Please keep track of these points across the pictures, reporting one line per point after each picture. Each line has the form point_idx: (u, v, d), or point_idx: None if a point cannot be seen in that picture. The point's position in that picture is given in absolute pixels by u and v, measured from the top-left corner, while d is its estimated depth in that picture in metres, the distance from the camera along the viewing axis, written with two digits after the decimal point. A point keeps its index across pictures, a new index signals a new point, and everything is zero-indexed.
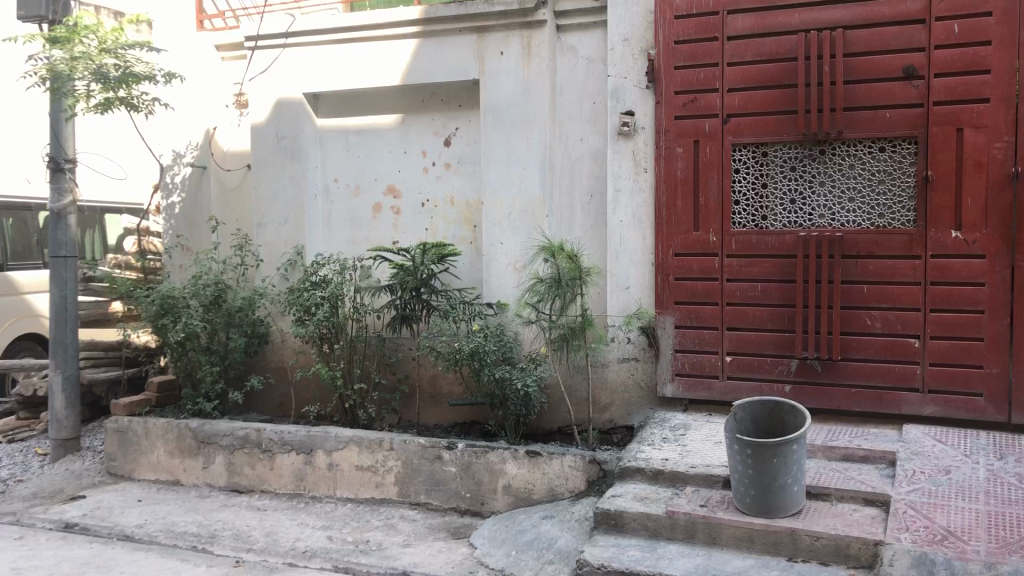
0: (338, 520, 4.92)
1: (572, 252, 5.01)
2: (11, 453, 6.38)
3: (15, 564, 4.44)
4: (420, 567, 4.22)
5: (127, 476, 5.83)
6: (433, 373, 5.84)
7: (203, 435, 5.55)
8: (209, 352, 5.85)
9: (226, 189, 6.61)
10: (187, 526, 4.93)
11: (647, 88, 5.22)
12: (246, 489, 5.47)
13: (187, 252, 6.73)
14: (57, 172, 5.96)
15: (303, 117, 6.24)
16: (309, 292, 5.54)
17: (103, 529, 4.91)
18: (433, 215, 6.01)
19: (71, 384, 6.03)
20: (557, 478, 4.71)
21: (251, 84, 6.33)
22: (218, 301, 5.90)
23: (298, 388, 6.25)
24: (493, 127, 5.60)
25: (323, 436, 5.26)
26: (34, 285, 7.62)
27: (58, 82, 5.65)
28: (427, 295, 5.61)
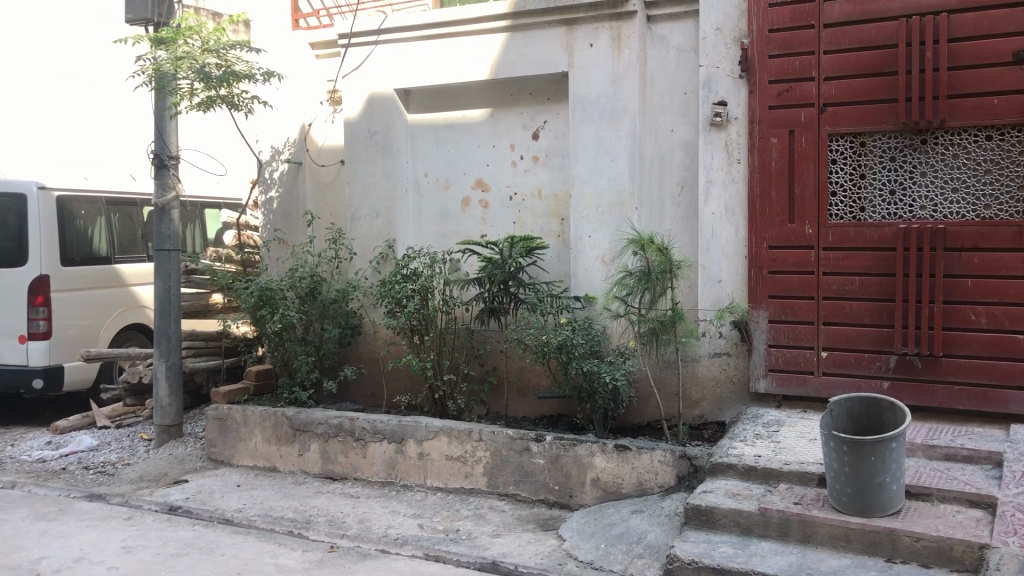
0: (429, 509, 5.00)
1: (662, 244, 4.97)
2: (119, 437, 6.69)
3: (124, 543, 4.66)
4: (510, 557, 4.25)
5: (227, 462, 6.03)
6: (522, 365, 5.86)
7: (299, 422, 5.71)
8: (305, 343, 6.03)
9: (320, 184, 6.77)
10: (284, 511, 5.08)
11: (740, 78, 5.13)
12: (340, 476, 5.60)
13: (284, 245, 6.91)
14: (161, 168, 6.21)
15: (395, 113, 6.33)
16: (400, 285, 5.64)
17: (205, 512, 5.10)
18: (521, 208, 6.02)
19: (174, 372, 6.28)
20: (646, 473, 4.68)
21: (344, 81, 6.46)
22: (313, 293, 6.07)
23: (389, 379, 6.35)
24: (581, 120, 5.59)
25: (414, 426, 5.35)
26: (139, 277, 7.94)
27: (163, 82, 5.83)
28: (514, 287, 5.64)
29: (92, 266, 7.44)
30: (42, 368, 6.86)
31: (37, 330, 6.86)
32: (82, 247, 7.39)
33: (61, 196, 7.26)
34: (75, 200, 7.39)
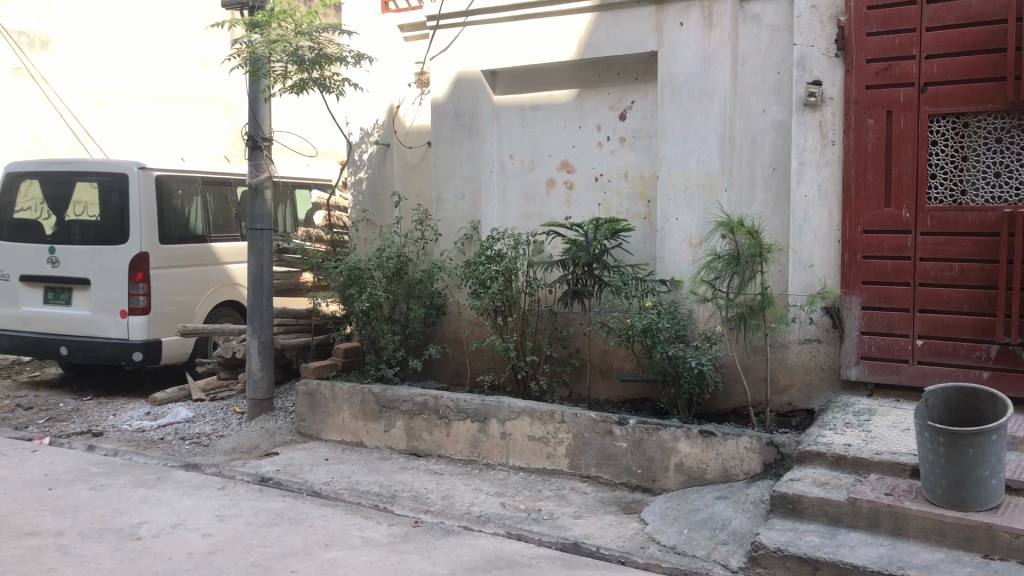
0: (511, 488, 5.04)
1: (752, 228, 4.88)
2: (213, 410, 6.93)
3: (218, 511, 4.84)
4: (591, 539, 4.26)
5: (315, 436, 6.18)
6: (605, 348, 5.81)
7: (385, 400, 5.81)
8: (391, 322, 6.12)
9: (408, 165, 6.86)
10: (370, 485, 5.19)
11: (837, 57, 4.98)
12: (424, 453, 5.69)
13: (372, 226, 7.01)
14: (255, 149, 6.37)
15: (481, 93, 6.34)
16: (484, 266, 5.69)
17: (295, 484, 5.25)
18: (606, 189, 5.98)
19: (266, 348, 6.47)
20: (731, 459, 4.62)
21: (432, 63, 6.51)
22: (400, 273, 6.18)
23: (473, 358, 6.39)
24: (669, 101, 5.51)
25: (497, 406, 5.39)
26: (232, 255, 8.19)
27: (258, 64, 6.02)
28: (598, 270, 5.62)
29: (188, 245, 7.68)
30: (142, 342, 7.15)
31: (138, 306, 7.14)
32: (180, 225, 7.64)
33: (160, 176, 7.51)
34: (173, 180, 7.64)
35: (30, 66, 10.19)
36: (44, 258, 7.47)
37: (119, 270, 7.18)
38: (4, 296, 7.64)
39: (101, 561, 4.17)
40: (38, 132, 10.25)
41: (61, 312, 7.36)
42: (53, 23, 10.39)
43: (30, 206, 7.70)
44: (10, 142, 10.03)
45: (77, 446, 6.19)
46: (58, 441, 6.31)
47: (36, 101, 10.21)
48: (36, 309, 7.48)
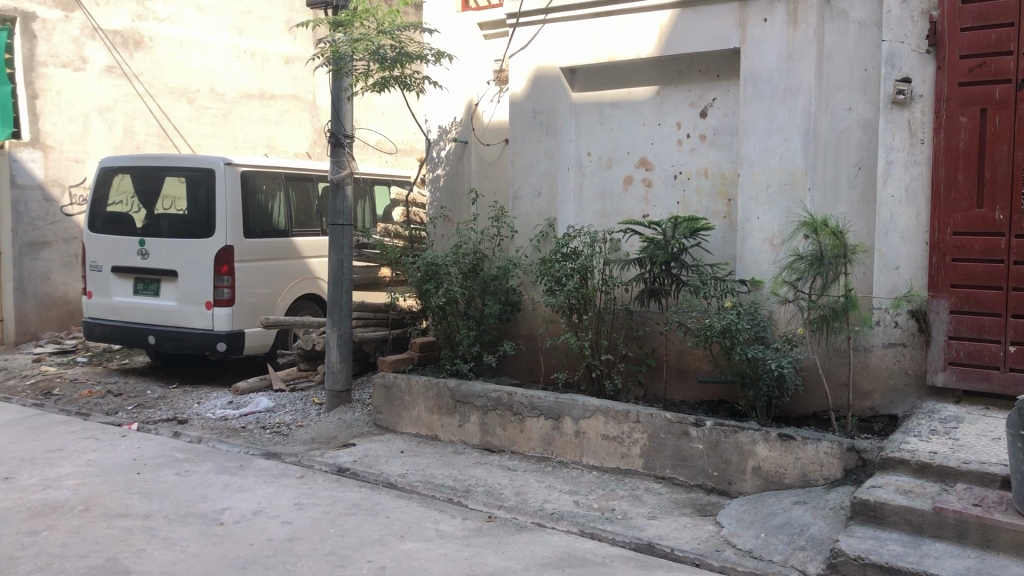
0: (584, 487, 5.04)
1: (836, 228, 4.79)
2: (293, 400, 7.09)
3: (297, 500, 4.95)
4: (665, 540, 4.24)
5: (391, 429, 6.26)
6: (681, 348, 5.75)
7: (460, 394, 5.87)
8: (467, 317, 6.19)
9: (485, 163, 6.89)
10: (444, 479, 5.25)
11: (928, 52, 4.83)
12: (498, 449, 5.72)
13: (449, 223, 7.08)
14: (337, 146, 6.49)
15: (559, 90, 6.33)
16: (560, 263, 5.69)
17: (371, 475, 5.34)
18: (686, 188, 5.90)
19: (345, 341, 6.61)
20: (810, 464, 4.54)
21: (511, 60, 6.52)
22: (476, 269, 6.24)
23: (547, 355, 6.38)
24: (753, 98, 5.42)
25: (571, 404, 5.39)
26: (313, 250, 8.35)
27: (341, 63, 6.14)
28: (677, 269, 5.57)
29: (271, 240, 7.87)
30: (226, 332, 7.35)
31: (222, 297, 7.34)
32: (263, 220, 7.83)
33: (245, 172, 7.72)
34: (257, 176, 7.84)
35: (124, 64, 10.51)
36: (134, 250, 7.74)
37: (205, 262, 7.40)
38: (97, 286, 7.94)
39: (186, 544, 4.31)
40: (133, 128, 10.62)
41: (150, 303, 7.62)
42: (146, 22, 10.75)
43: (121, 200, 7.97)
44: (108, 138, 10.40)
45: (164, 432, 6.42)
46: (146, 427, 6.54)
47: (132, 99, 10.59)
48: (126, 299, 7.76)
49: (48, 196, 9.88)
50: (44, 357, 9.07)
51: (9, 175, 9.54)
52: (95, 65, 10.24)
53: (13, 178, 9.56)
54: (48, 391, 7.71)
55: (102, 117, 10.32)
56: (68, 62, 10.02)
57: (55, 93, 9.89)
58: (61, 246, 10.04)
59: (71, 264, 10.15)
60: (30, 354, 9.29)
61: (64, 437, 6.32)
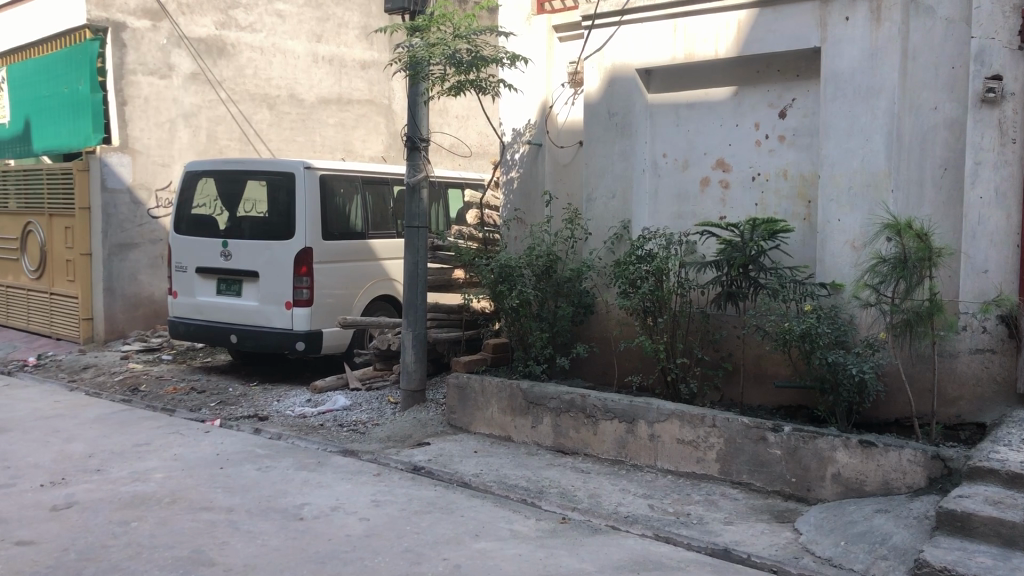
0: (659, 491, 5.01)
1: (921, 230, 4.70)
2: (369, 399, 7.20)
3: (374, 497, 5.04)
4: (742, 545, 4.19)
5: (465, 429, 6.30)
6: (760, 353, 5.65)
7: (533, 396, 5.88)
8: (540, 319, 6.20)
9: (559, 165, 6.88)
10: (518, 479, 5.27)
11: (1019, 50, 4.72)
12: (571, 451, 5.72)
13: (522, 225, 7.07)
14: (413, 150, 6.58)
15: (635, 92, 6.30)
16: (635, 265, 5.68)
17: (445, 474, 5.40)
18: (764, 189, 5.82)
19: (420, 341, 6.70)
20: (893, 472, 4.44)
21: (586, 62, 6.51)
22: (549, 271, 6.25)
23: (621, 358, 6.34)
24: (834, 97, 5.32)
25: (646, 407, 5.36)
26: (388, 252, 8.48)
27: (418, 68, 6.24)
28: (755, 271, 5.49)
29: (348, 242, 8.01)
30: (304, 332, 7.54)
31: (301, 298, 7.54)
32: (341, 222, 7.98)
33: (324, 175, 7.88)
34: (336, 179, 7.99)
35: (208, 71, 10.83)
36: (217, 251, 7.97)
37: (285, 264, 7.59)
38: (182, 286, 8.20)
39: (268, 537, 4.43)
40: (216, 134, 10.95)
41: (233, 303, 7.84)
42: (229, 30, 11.04)
43: (204, 203, 8.20)
44: (192, 142, 10.72)
45: (245, 429, 6.59)
46: (228, 423, 6.73)
47: (214, 105, 10.91)
48: (210, 299, 8.00)
49: (136, 199, 10.22)
50: (131, 354, 9.42)
51: (99, 179, 9.91)
52: (180, 72, 10.56)
53: (103, 182, 9.93)
54: (135, 388, 8.00)
55: (186, 122, 10.65)
56: (155, 70, 10.36)
57: (142, 100, 10.25)
58: (148, 247, 10.37)
59: (157, 265, 10.49)
60: (119, 352, 9.64)
61: (151, 432, 6.55)
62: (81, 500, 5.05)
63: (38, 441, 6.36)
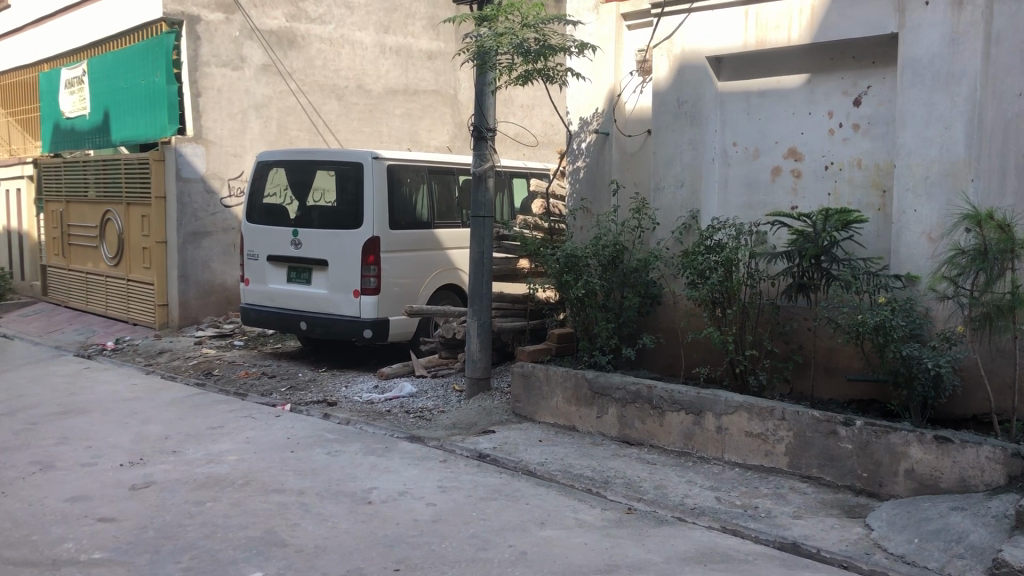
0: (726, 483, 4.96)
1: (1002, 221, 4.56)
2: (435, 386, 7.28)
3: (440, 483, 5.10)
4: (811, 540, 4.13)
5: (529, 418, 6.33)
6: (831, 345, 5.56)
7: (598, 386, 5.88)
8: (606, 309, 6.18)
9: (626, 154, 6.80)
10: (583, 469, 5.27)
11: None
12: (637, 442, 5.70)
13: (588, 215, 7.00)
14: (480, 140, 6.60)
15: (705, 80, 6.21)
16: (704, 256, 5.64)
17: (511, 463, 5.43)
18: (838, 178, 5.70)
19: (485, 331, 6.76)
20: (970, 469, 4.33)
21: (655, 51, 6.47)
22: (616, 261, 6.24)
23: (688, 350, 6.28)
24: (911, 85, 5.18)
25: (714, 399, 5.31)
26: (453, 241, 8.53)
27: (485, 58, 6.28)
28: (827, 262, 5.41)
29: (415, 231, 8.09)
30: (371, 320, 7.66)
31: (369, 286, 7.64)
32: (407, 212, 8.06)
33: (391, 165, 7.96)
34: (403, 169, 8.07)
35: (278, 63, 11.03)
36: (288, 240, 8.12)
37: (354, 253, 7.71)
38: (254, 274, 8.38)
39: (338, 520, 4.52)
40: (286, 125, 11.15)
41: (303, 290, 7.99)
42: (299, 22, 11.22)
43: (275, 192, 8.36)
44: (263, 133, 10.94)
45: (314, 414, 6.72)
46: (297, 408, 6.88)
47: (285, 96, 11.10)
48: (281, 287, 8.16)
49: (209, 188, 10.47)
50: (204, 339, 9.67)
51: (174, 168, 10.17)
52: (252, 64, 10.77)
53: (178, 171, 10.19)
54: (209, 372, 8.22)
55: (258, 113, 10.87)
56: (228, 62, 10.59)
57: (216, 91, 10.49)
58: (220, 236, 10.62)
59: (229, 252, 10.73)
60: (193, 337, 9.90)
61: (224, 415, 6.72)
62: (159, 480, 5.21)
63: (117, 422, 6.58)
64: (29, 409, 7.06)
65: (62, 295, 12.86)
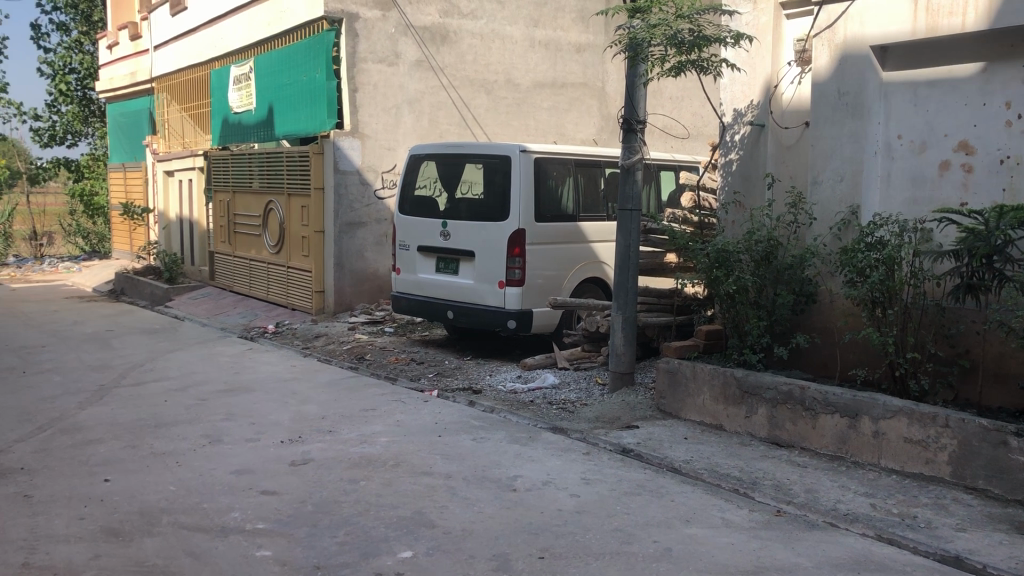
0: (882, 490, 4.76)
1: None
2: (577, 379, 7.31)
3: (584, 475, 5.12)
4: (977, 555, 3.91)
5: (675, 414, 6.26)
6: (1002, 350, 5.23)
7: (748, 385, 5.75)
8: (758, 306, 6.05)
9: (783, 147, 6.61)
10: (730, 469, 5.17)
11: None
12: (787, 444, 5.55)
13: (741, 209, 6.82)
14: (630, 132, 6.56)
15: (868, 70, 5.97)
16: (864, 253, 5.44)
17: (655, 458, 5.39)
18: (1014, 173, 5.33)
19: (630, 325, 6.74)
20: None
21: (816, 40, 6.22)
22: (769, 258, 6.08)
23: (845, 350, 6.03)
24: None
25: (871, 402, 5.09)
26: (598, 234, 8.52)
27: (638, 49, 6.28)
28: (1000, 263, 5.03)
29: (560, 224, 8.13)
30: (516, 311, 7.75)
31: (514, 278, 7.74)
32: (553, 204, 8.11)
33: (539, 158, 8.03)
34: (550, 162, 8.13)
35: (431, 58, 11.29)
36: (437, 231, 8.32)
37: (500, 244, 7.82)
38: (405, 264, 8.64)
39: (483, 505, 4.61)
40: (438, 119, 11.41)
41: (450, 280, 8.18)
42: (452, 18, 11.43)
43: (426, 184, 8.57)
44: (415, 127, 11.24)
45: (460, 401, 6.88)
46: (445, 394, 7.06)
47: (437, 91, 11.36)
48: (429, 276, 8.38)
49: (364, 181, 10.86)
50: (357, 326, 10.06)
51: (332, 161, 10.61)
52: (406, 60, 11.08)
53: (336, 164, 10.62)
54: (361, 357, 8.55)
55: (411, 108, 11.18)
56: (384, 58, 10.94)
57: (372, 86, 10.86)
58: (373, 227, 11.02)
59: (381, 243, 11.12)
60: (346, 323, 10.32)
61: (375, 398, 6.98)
62: (316, 458, 5.47)
63: (278, 401, 6.95)
64: (199, 385, 7.55)
65: (227, 280, 13.66)
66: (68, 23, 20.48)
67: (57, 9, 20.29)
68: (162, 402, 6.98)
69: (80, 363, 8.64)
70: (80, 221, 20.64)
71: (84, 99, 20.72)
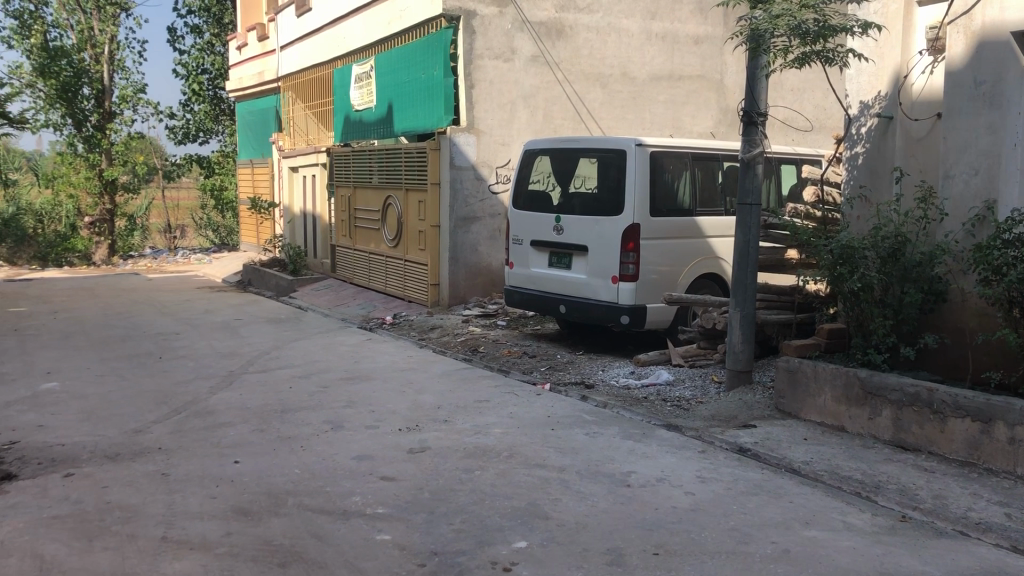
0: (1018, 499, 4.52)
1: None
2: (693, 376, 7.23)
3: (699, 473, 5.07)
4: None
5: (794, 414, 6.11)
6: None
7: (871, 386, 5.56)
8: (883, 305, 5.82)
9: (912, 139, 6.33)
10: (852, 471, 5.02)
11: None
12: (913, 448, 5.34)
13: (867, 204, 6.61)
14: (750, 125, 6.43)
15: (1009, 58, 5.65)
16: (999, 250, 5.18)
17: (773, 459, 5.29)
18: None
19: (748, 321, 6.61)
20: None
21: (951, 27, 5.95)
22: (896, 254, 5.86)
23: (977, 352, 5.76)
24: None
25: (1006, 407, 4.83)
26: (715, 229, 8.38)
27: (760, 40, 6.13)
28: None
29: (676, 218, 8.05)
30: (629, 307, 7.72)
31: (628, 273, 7.70)
32: (669, 199, 8.03)
33: (654, 152, 7.96)
34: (666, 156, 8.05)
35: (546, 53, 11.33)
36: (550, 226, 8.36)
37: (614, 239, 7.79)
38: (519, 258, 8.72)
39: (597, 499, 4.63)
40: (552, 113, 11.45)
41: (564, 276, 8.21)
42: (568, 12, 11.44)
43: (541, 179, 8.62)
44: (530, 122, 11.31)
45: (574, 395, 6.91)
46: (558, 388, 7.10)
47: (551, 86, 11.41)
48: (543, 271, 8.44)
49: (478, 176, 11.00)
50: (471, 318, 10.21)
51: (449, 157, 10.79)
52: (521, 55, 11.15)
53: (452, 159, 10.80)
54: (475, 349, 8.68)
55: (525, 103, 11.25)
56: (500, 54, 11.04)
57: (488, 83, 10.98)
58: (488, 221, 11.17)
59: (495, 237, 11.26)
60: (461, 316, 10.49)
61: (489, 390, 7.08)
62: (433, 446, 5.60)
63: (395, 390, 7.14)
64: (322, 373, 7.83)
65: (347, 272, 14.09)
66: (202, 25, 21.49)
67: (192, 12, 21.30)
68: (287, 389, 7.28)
69: (211, 350, 9.08)
70: (210, 215, 21.95)
71: (214, 98, 21.74)
